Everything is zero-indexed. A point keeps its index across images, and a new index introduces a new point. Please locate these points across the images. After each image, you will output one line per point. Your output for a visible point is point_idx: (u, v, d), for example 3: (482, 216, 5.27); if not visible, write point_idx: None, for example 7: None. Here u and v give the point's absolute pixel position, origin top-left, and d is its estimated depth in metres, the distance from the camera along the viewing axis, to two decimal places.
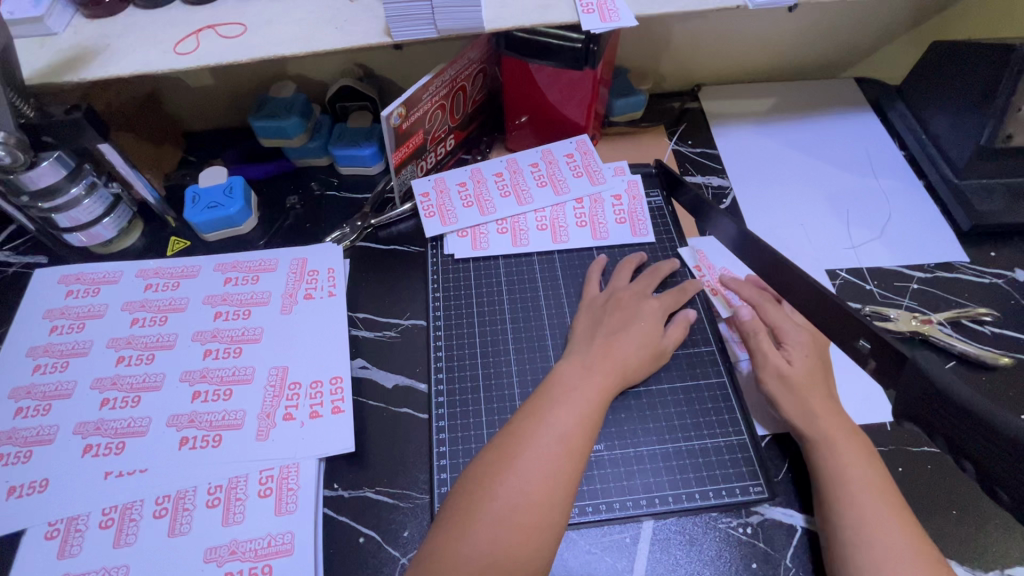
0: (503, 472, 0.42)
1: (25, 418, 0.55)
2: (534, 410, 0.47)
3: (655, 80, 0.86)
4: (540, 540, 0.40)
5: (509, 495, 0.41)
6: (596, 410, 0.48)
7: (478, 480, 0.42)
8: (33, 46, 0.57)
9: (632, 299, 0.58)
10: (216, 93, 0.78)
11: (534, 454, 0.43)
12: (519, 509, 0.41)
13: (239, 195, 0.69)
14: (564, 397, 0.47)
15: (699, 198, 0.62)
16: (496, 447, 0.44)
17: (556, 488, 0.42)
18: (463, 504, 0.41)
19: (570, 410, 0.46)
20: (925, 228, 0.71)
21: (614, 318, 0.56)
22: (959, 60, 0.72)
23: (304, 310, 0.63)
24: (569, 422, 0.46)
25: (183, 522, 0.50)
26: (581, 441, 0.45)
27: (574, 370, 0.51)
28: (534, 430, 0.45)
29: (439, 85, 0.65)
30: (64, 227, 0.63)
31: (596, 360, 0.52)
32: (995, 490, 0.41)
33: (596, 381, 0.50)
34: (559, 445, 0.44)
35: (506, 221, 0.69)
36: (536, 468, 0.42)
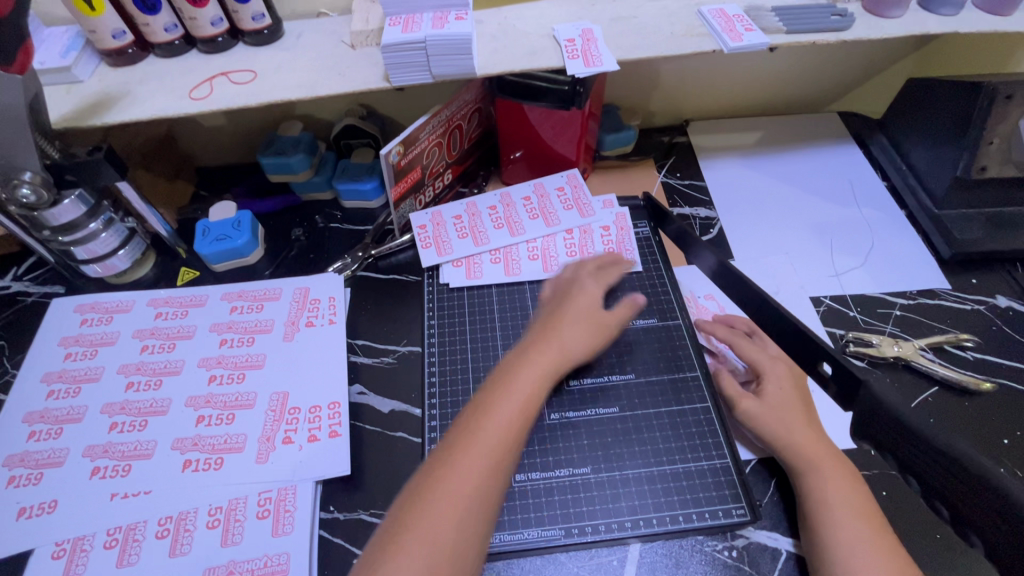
0: (454, 454, 0.43)
1: (38, 441, 0.58)
2: (484, 392, 0.49)
3: (645, 116, 0.90)
4: (497, 498, 0.43)
5: (470, 459, 0.43)
6: (548, 385, 0.51)
7: (441, 450, 0.44)
8: (60, 92, 0.62)
9: (569, 284, 0.62)
10: (228, 132, 0.83)
11: (491, 421, 0.45)
12: (477, 472, 0.42)
13: (246, 227, 0.72)
14: (519, 370, 0.50)
15: (684, 231, 0.64)
16: (449, 433, 0.45)
17: (510, 450, 0.45)
18: (427, 471, 0.43)
19: (525, 381, 0.49)
20: (906, 256, 0.73)
21: (556, 302, 0.60)
22: (933, 96, 0.75)
23: (305, 337, 0.65)
24: (515, 405, 0.47)
25: (184, 543, 0.52)
26: (532, 409, 0.48)
27: (523, 351, 0.53)
28: (490, 401, 0.48)
29: (436, 125, 0.68)
30: (81, 259, 0.67)
31: (540, 346, 0.54)
32: (934, 502, 0.45)
33: (546, 355, 0.53)
34: (505, 428, 0.45)
35: (500, 251, 0.72)
36: (493, 432, 0.45)
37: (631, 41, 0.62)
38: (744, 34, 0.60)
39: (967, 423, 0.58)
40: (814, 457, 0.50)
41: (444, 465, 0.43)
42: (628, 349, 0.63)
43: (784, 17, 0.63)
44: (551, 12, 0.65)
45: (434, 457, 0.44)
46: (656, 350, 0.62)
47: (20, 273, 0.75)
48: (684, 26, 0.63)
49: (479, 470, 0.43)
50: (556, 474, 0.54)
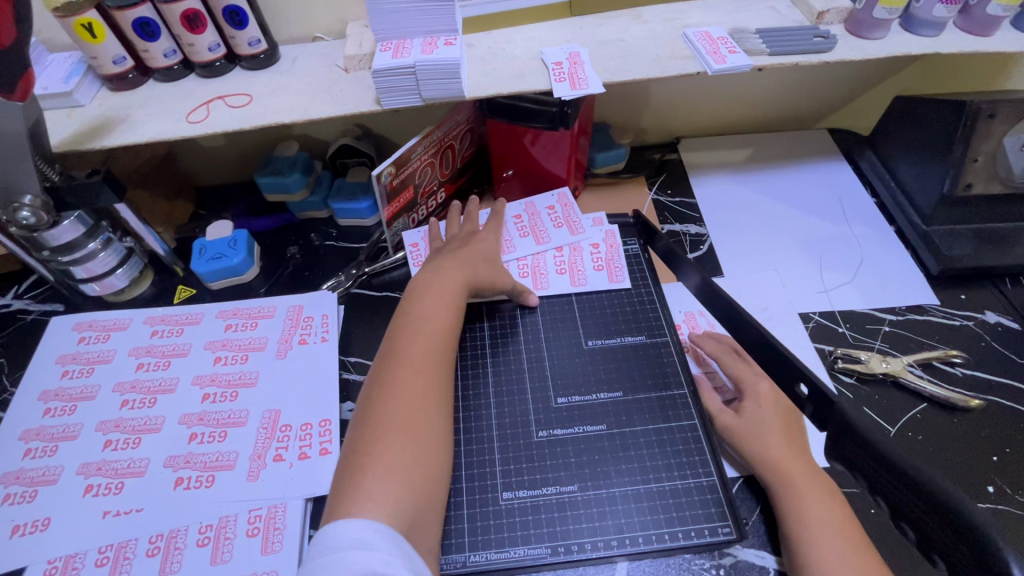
0: (388, 381, 0.51)
1: (33, 459, 0.59)
2: (398, 326, 0.57)
3: (637, 134, 0.91)
4: (437, 394, 0.52)
5: (403, 371, 0.52)
6: (457, 299, 0.60)
7: (378, 372, 0.53)
8: (62, 117, 0.64)
9: (466, 235, 0.71)
10: (226, 151, 0.85)
11: (412, 338, 0.55)
12: (412, 378, 0.52)
13: (242, 246, 0.74)
14: (429, 291, 0.60)
15: (673, 250, 0.65)
16: (377, 369, 0.53)
17: (434, 356, 0.54)
18: (371, 390, 0.51)
19: (434, 300, 0.59)
20: (895, 271, 0.73)
21: (457, 242, 0.69)
22: (917, 113, 0.76)
23: (298, 354, 0.66)
24: (428, 331, 0.56)
25: (174, 561, 0.52)
26: (445, 323, 0.57)
27: (429, 273, 0.63)
28: (406, 323, 0.57)
29: (428, 145, 0.70)
30: (80, 278, 0.68)
31: (445, 269, 0.63)
32: (902, 524, 0.43)
33: (450, 275, 0.62)
34: (423, 351, 0.54)
35: (526, 262, 0.73)
36: (417, 346, 0.54)
37: (617, 63, 0.63)
38: (728, 57, 0.61)
39: (955, 440, 0.58)
40: (796, 476, 0.51)
41: (384, 381, 0.51)
42: (616, 366, 0.63)
43: (768, 39, 0.64)
44: (540, 35, 0.67)
45: (374, 378, 0.53)
46: (643, 367, 0.63)
47: (22, 291, 0.77)
48: (670, 49, 0.64)
49: (414, 376, 0.52)
50: (544, 492, 0.54)
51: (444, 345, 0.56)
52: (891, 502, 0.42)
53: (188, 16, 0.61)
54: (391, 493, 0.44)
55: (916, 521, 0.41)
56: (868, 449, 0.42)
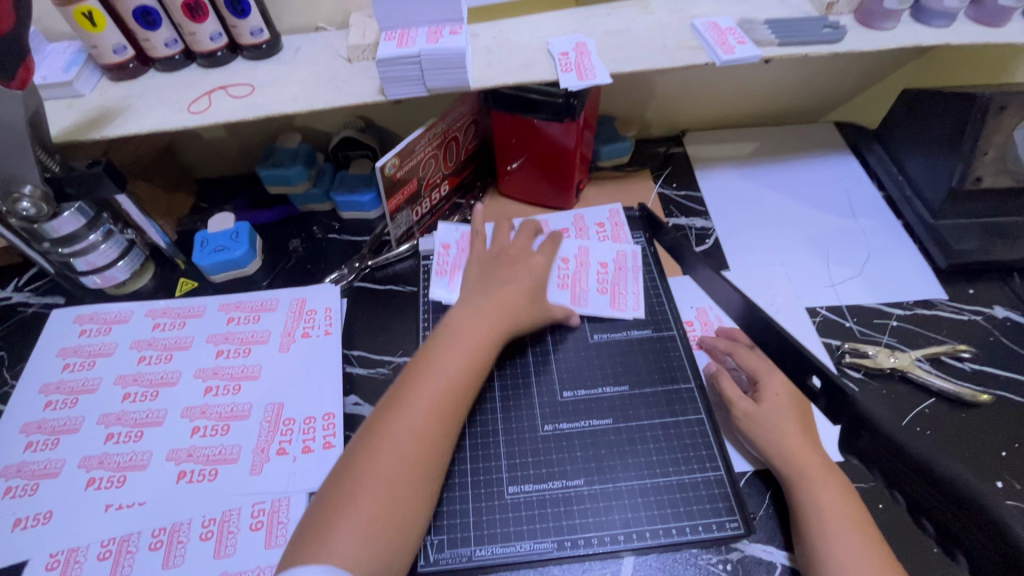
0: (393, 416, 0.48)
1: (35, 452, 0.58)
2: (422, 357, 0.53)
3: (641, 127, 0.91)
4: (436, 443, 0.48)
5: (403, 431, 0.47)
6: (483, 350, 0.55)
7: (377, 422, 0.48)
8: (62, 106, 0.63)
9: (518, 254, 0.66)
10: (227, 144, 0.84)
11: (432, 377, 0.51)
12: (411, 440, 0.47)
13: (245, 239, 0.73)
14: (453, 339, 0.54)
15: (679, 242, 0.70)
16: (388, 400, 0.50)
17: (441, 417, 0.49)
18: (365, 440, 0.47)
19: (458, 349, 0.53)
20: (903, 265, 0.73)
21: (502, 271, 0.63)
22: (927, 106, 0.75)
23: (301, 347, 0.66)
24: (452, 367, 0.52)
25: (177, 554, 0.52)
26: (466, 378, 0.52)
27: (466, 308, 0.58)
28: (430, 356, 0.53)
29: (432, 137, 0.69)
30: (81, 270, 0.68)
31: (487, 305, 0.58)
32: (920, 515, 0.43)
33: (482, 322, 0.56)
34: (441, 390, 0.50)
35: (567, 279, 0.69)
36: (434, 386, 0.50)
37: (623, 54, 0.62)
38: (737, 47, 0.60)
39: (963, 435, 0.58)
40: (811, 467, 0.50)
41: (391, 414, 0.48)
42: (623, 360, 0.63)
43: (777, 30, 0.63)
44: (545, 25, 0.66)
45: (380, 411, 0.49)
46: (650, 361, 0.62)
47: (22, 283, 0.76)
48: (678, 39, 0.64)
49: (412, 437, 0.47)
50: (550, 486, 0.54)
51: (466, 387, 0.52)
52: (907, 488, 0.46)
53: (189, 4, 0.60)
54: (353, 561, 0.41)
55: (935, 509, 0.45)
56: None
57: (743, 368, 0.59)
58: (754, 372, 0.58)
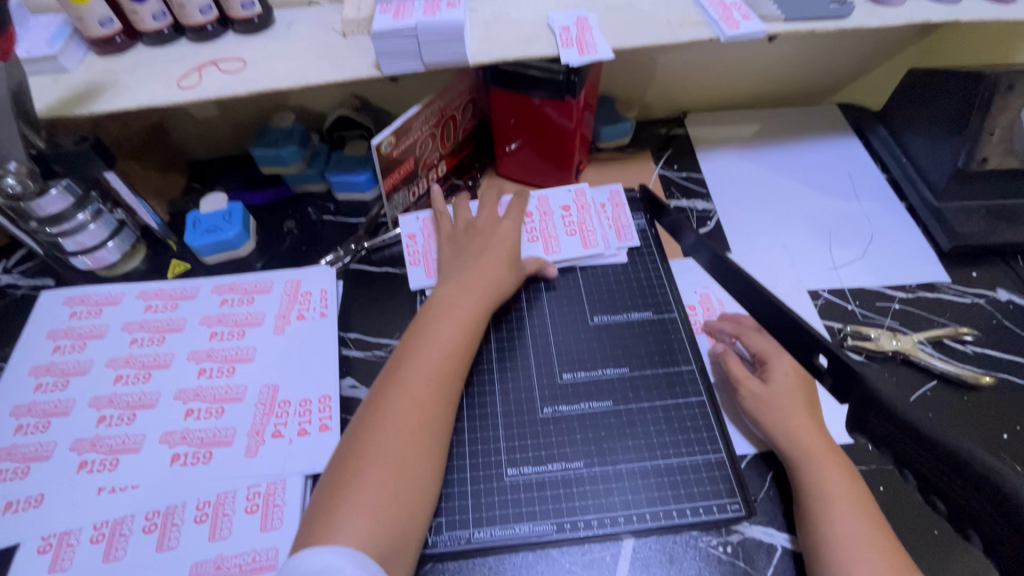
0: (391, 390, 0.50)
1: (25, 435, 0.57)
2: (413, 333, 0.55)
3: (642, 108, 0.89)
4: (436, 413, 0.50)
5: (401, 403, 0.49)
6: (473, 323, 0.56)
7: (375, 399, 0.50)
8: (47, 81, 0.61)
9: (487, 224, 0.67)
10: (220, 123, 0.82)
11: (425, 351, 0.53)
12: (410, 412, 0.49)
13: (238, 220, 0.72)
14: (441, 315, 0.56)
15: (679, 222, 0.64)
16: (386, 376, 0.52)
17: (438, 388, 0.51)
18: (366, 416, 0.49)
19: (449, 323, 0.55)
20: (906, 248, 0.72)
21: (474, 245, 0.64)
22: (934, 86, 0.73)
23: (296, 330, 0.65)
24: (444, 340, 0.54)
25: (171, 537, 0.51)
26: (459, 351, 0.54)
27: (452, 285, 0.59)
28: (422, 331, 0.55)
29: (429, 115, 0.67)
30: (69, 251, 0.66)
31: (471, 280, 0.60)
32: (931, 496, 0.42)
33: (471, 297, 0.58)
34: (436, 362, 0.52)
35: (535, 231, 0.70)
36: (428, 358, 0.52)
37: (626, 29, 0.61)
38: (742, 22, 0.59)
39: (965, 418, 0.57)
40: (818, 450, 0.51)
41: (390, 388, 0.50)
42: (623, 343, 0.62)
43: (783, 5, 0.62)
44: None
45: (379, 388, 0.51)
46: (650, 344, 0.62)
47: (10, 265, 0.75)
48: (681, 14, 0.62)
49: (411, 409, 0.49)
50: (549, 469, 0.54)
51: (459, 358, 0.54)
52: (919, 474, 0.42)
53: None
54: (364, 536, 0.42)
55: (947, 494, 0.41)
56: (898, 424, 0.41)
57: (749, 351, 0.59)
58: (759, 353, 0.58)
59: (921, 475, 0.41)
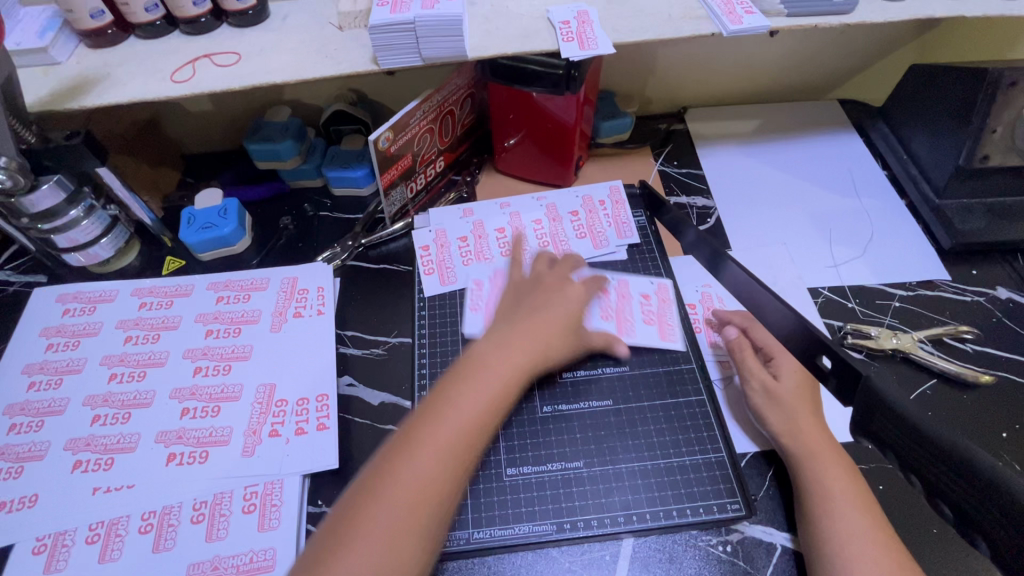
0: (401, 461, 0.41)
1: (18, 434, 0.57)
2: (443, 383, 0.46)
3: (642, 103, 0.88)
4: (448, 495, 0.41)
5: (414, 488, 0.40)
6: (510, 391, 0.47)
7: (379, 471, 0.41)
8: (38, 74, 0.60)
9: (555, 282, 0.58)
10: (214, 117, 0.81)
11: (450, 415, 0.43)
12: (420, 498, 0.40)
13: (233, 216, 0.71)
14: (474, 377, 0.46)
15: (678, 219, 0.63)
16: (399, 434, 0.43)
17: (453, 473, 0.41)
18: (366, 490, 0.40)
19: (482, 390, 0.45)
20: (907, 246, 0.72)
21: (533, 300, 0.55)
22: (936, 82, 0.73)
23: (292, 328, 0.64)
24: (475, 403, 0.44)
25: (167, 538, 0.50)
26: (487, 427, 0.44)
27: (495, 337, 0.50)
28: (450, 384, 0.46)
29: (427, 110, 0.67)
30: (62, 247, 0.65)
31: (520, 332, 0.50)
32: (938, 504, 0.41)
33: (510, 357, 0.48)
34: (461, 430, 0.43)
35: (545, 236, 0.71)
36: (452, 424, 0.43)
37: (627, 23, 0.60)
38: (744, 17, 0.58)
39: (964, 416, 0.57)
40: (824, 443, 0.51)
41: (401, 455, 0.41)
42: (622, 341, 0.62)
43: None
44: None
45: (388, 449, 0.42)
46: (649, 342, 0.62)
47: (2, 261, 0.73)
48: (683, 8, 0.61)
49: (419, 489, 0.40)
50: (549, 468, 0.54)
51: (488, 430, 0.44)
52: (925, 480, 0.41)
53: None
54: None
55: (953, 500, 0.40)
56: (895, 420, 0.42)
57: (756, 343, 0.59)
58: (766, 347, 0.58)
59: (928, 480, 0.41)
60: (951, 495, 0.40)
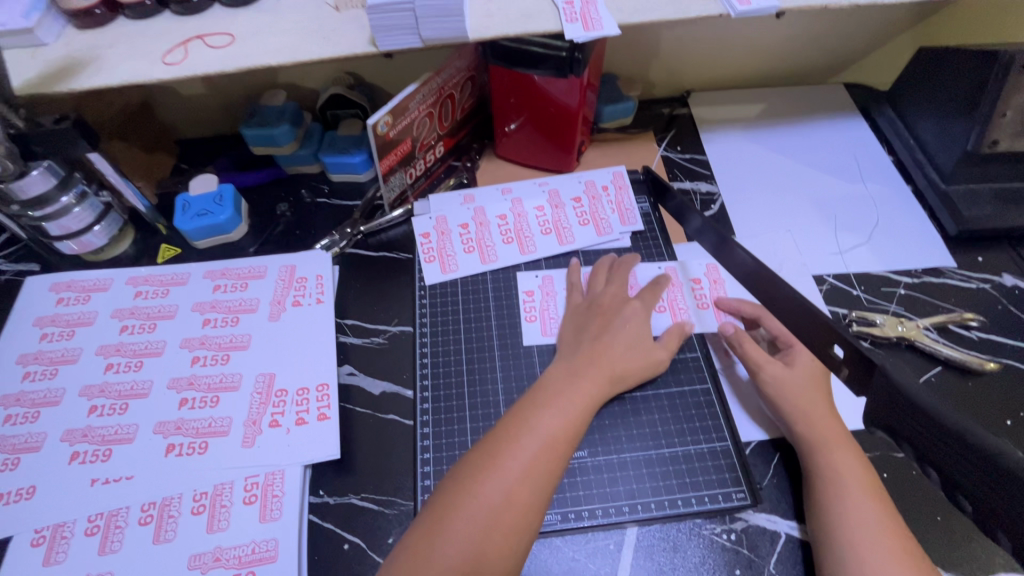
0: (485, 474, 0.44)
1: (14, 426, 0.56)
2: (522, 404, 0.49)
3: (645, 86, 0.86)
4: (531, 510, 0.43)
5: (492, 498, 0.42)
6: (581, 419, 0.49)
7: (461, 480, 0.44)
8: (24, 57, 0.58)
9: (612, 304, 0.59)
10: (208, 101, 0.79)
11: (530, 434, 0.46)
12: (498, 507, 0.42)
13: (229, 202, 0.69)
14: (547, 404, 0.49)
15: (683, 204, 0.63)
16: (482, 449, 0.46)
17: (534, 490, 0.43)
18: (452, 495, 0.43)
19: (555, 414, 0.48)
20: (913, 232, 0.71)
21: (597, 323, 0.57)
22: (946, 65, 0.71)
23: (291, 317, 0.63)
24: (553, 426, 0.47)
25: (168, 529, 0.50)
26: (561, 450, 0.46)
27: (563, 372, 0.53)
28: (529, 408, 0.48)
29: (426, 93, 0.65)
30: (54, 236, 0.64)
31: (585, 366, 0.53)
32: (956, 495, 0.42)
33: (580, 387, 0.51)
34: (541, 448, 0.45)
35: (548, 222, 0.71)
36: (533, 443, 0.45)
37: (631, 3, 0.58)
38: None
39: (969, 404, 0.57)
40: (831, 427, 0.51)
41: (485, 467, 0.44)
42: None
43: None
44: None
45: (471, 460, 0.45)
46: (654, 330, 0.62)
47: None
48: None
49: (503, 500, 0.42)
50: None
51: (565, 452, 0.46)
52: (941, 469, 0.41)
53: None
54: None
55: (969, 489, 0.40)
56: (911, 411, 0.41)
57: (773, 330, 0.59)
58: (781, 336, 0.58)
59: (945, 472, 0.40)
60: (966, 484, 0.40)
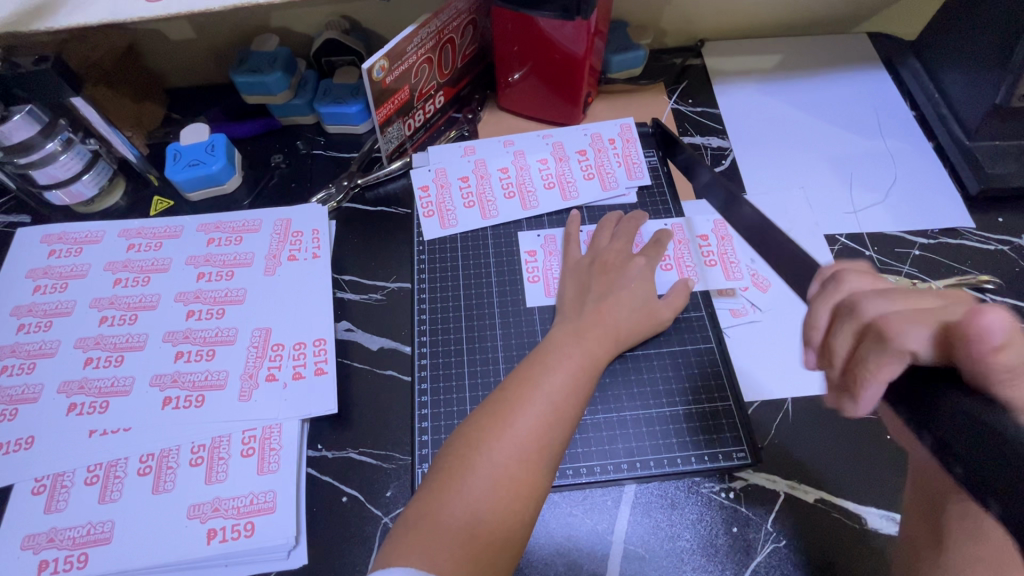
0: (494, 435, 0.43)
1: (11, 376, 0.55)
2: (529, 364, 0.48)
3: (657, 34, 0.82)
4: (541, 475, 0.42)
5: (502, 458, 0.42)
6: (587, 379, 0.48)
7: (470, 441, 0.43)
8: None
9: (616, 261, 0.58)
10: (197, 47, 0.75)
11: (539, 397, 0.45)
12: (508, 470, 0.41)
13: (222, 152, 0.67)
14: (555, 365, 0.48)
15: (693, 158, 0.60)
16: (489, 410, 0.45)
17: (545, 454, 0.43)
18: (460, 455, 0.42)
19: (563, 375, 0.47)
20: (931, 191, 0.68)
21: (601, 281, 0.56)
22: (980, 11, 0.67)
23: (288, 271, 0.62)
24: (562, 387, 0.46)
25: (167, 480, 0.50)
26: (570, 411, 0.45)
27: (566, 331, 0.51)
28: (536, 370, 0.47)
29: (425, 36, 0.61)
30: (42, 184, 0.62)
31: (588, 327, 0.52)
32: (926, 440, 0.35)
33: (586, 348, 0.50)
34: (551, 407, 0.45)
35: (552, 176, 0.68)
36: (541, 407, 0.44)
37: None
38: None
39: None
40: None
41: (495, 429, 0.43)
42: None
43: None
44: None
45: (482, 420, 0.44)
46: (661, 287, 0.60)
47: None
48: None
49: (513, 464, 0.42)
50: None
51: (573, 413, 0.45)
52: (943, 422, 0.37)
53: None
54: None
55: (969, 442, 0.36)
56: None
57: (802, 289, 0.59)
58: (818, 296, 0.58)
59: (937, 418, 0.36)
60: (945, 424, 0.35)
